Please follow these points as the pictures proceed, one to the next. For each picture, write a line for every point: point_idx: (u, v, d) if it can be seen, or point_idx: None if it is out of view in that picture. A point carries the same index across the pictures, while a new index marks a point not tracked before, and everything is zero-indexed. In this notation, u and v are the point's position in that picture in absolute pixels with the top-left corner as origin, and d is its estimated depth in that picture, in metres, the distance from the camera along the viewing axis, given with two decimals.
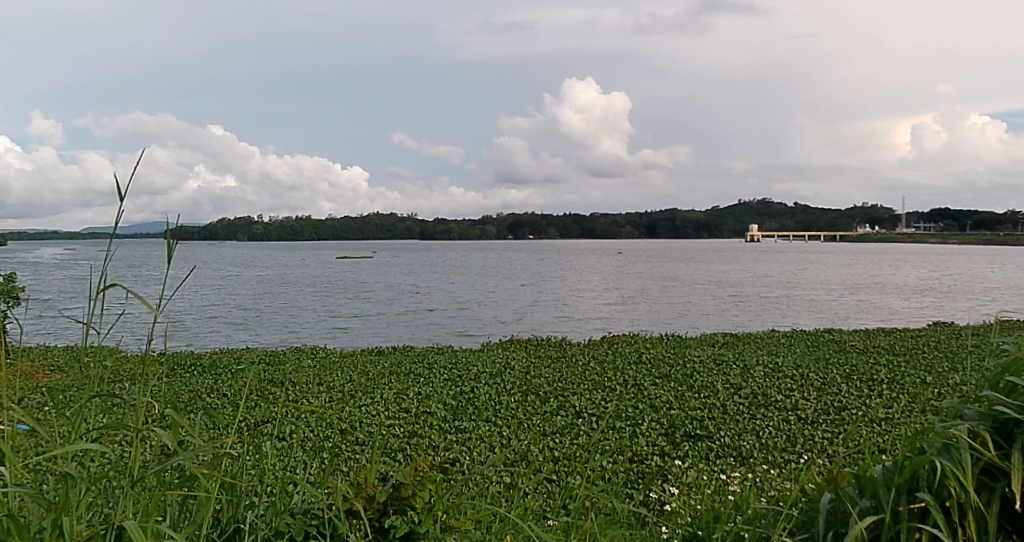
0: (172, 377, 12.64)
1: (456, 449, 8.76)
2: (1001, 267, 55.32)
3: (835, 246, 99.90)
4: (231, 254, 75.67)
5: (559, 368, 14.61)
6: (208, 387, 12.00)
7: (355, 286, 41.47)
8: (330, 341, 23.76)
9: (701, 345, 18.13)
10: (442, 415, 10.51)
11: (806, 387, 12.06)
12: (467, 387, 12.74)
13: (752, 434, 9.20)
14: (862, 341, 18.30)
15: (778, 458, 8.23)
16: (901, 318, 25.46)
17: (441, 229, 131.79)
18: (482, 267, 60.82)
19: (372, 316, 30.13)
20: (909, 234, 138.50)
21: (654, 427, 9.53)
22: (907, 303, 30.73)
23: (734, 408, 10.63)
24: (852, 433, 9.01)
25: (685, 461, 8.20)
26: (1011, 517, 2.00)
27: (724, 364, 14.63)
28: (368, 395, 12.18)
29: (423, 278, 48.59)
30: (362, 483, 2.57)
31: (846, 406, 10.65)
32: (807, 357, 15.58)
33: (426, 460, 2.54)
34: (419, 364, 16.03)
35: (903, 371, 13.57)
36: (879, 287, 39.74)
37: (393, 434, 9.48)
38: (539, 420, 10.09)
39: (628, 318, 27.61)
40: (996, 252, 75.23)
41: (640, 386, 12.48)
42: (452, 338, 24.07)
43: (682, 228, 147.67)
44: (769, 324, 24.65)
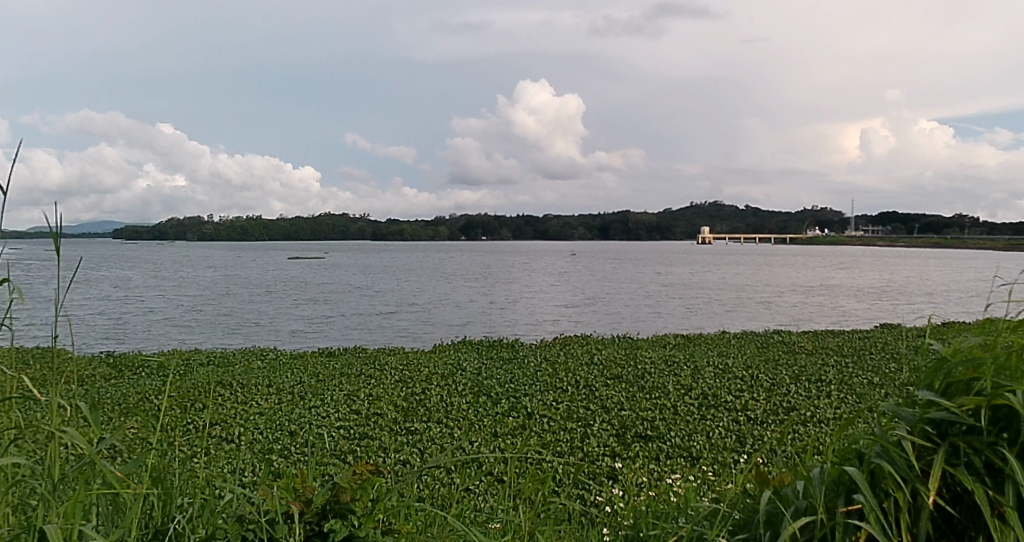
0: (110, 380, 11.90)
1: (408, 451, 8.19)
2: (947, 271, 56.49)
3: (785, 249, 101.57)
4: (179, 254, 73.74)
5: (510, 370, 14.07)
6: (152, 388, 11.25)
7: (306, 287, 40.53)
8: (281, 342, 23.09)
9: (653, 344, 17.97)
10: (392, 417, 9.88)
11: (756, 388, 11.81)
12: (418, 388, 12.20)
13: (702, 435, 8.83)
14: (814, 341, 18.30)
15: (727, 458, 7.86)
16: (852, 320, 25.64)
17: (396, 229, 130.84)
18: (438, 267, 60.30)
19: (325, 317, 29.45)
20: (858, 239, 141.57)
21: (605, 428, 9.12)
22: (860, 305, 30.99)
23: (684, 408, 10.29)
24: (798, 431, 8.69)
25: (636, 461, 7.77)
26: (948, 522, 1.91)
27: (675, 365, 14.37)
28: (318, 397, 11.52)
29: (376, 278, 47.88)
30: (296, 485, 2.16)
31: (794, 406, 10.33)
32: (759, 358, 15.42)
33: (366, 461, 2.17)
34: (369, 364, 15.47)
35: (850, 371, 13.45)
36: (828, 289, 40.21)
37: (341, 436, 8.91)
38: (490, 422, 9.54)
39: (583, 319, 27.39)
40: (938, 256, 77.37)
41: (592, 387, 12.07)
42: (406, 339, 23.56)
43: (636, 230, 148.81)
44: (723, 325, 24.65)
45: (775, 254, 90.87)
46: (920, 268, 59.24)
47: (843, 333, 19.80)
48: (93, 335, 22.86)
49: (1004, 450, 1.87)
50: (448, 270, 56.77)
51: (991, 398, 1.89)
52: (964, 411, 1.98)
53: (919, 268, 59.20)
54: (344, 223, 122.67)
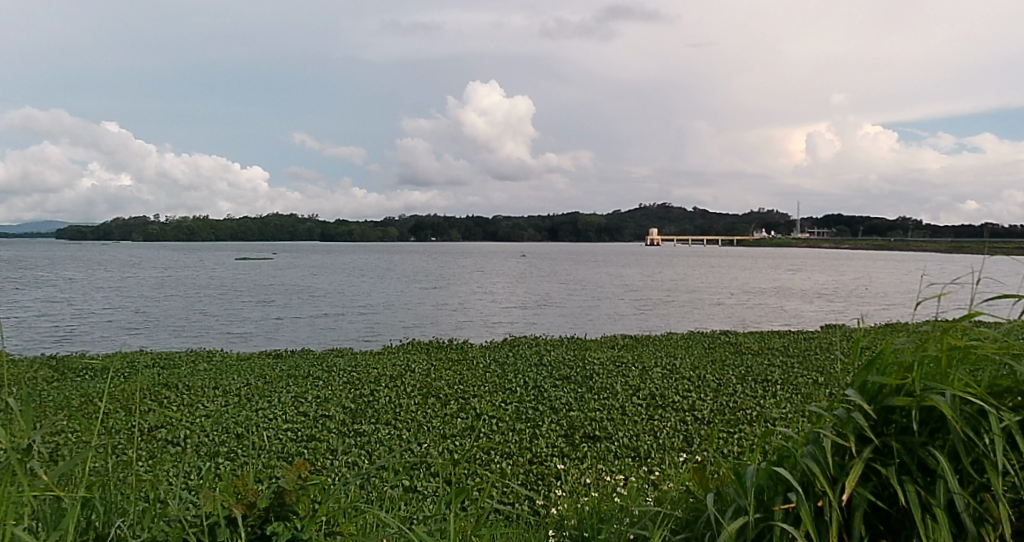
0: (53, 383, 11.78)
1: (355, 453, 8.36)
2: (886, 272, 58.45)
3: (733, 251, 103.70)
4: (122, 255, 72.09)
5: (460, 371, 14.34)
6: (96, 392, 11.18)
7: (254, 287, 40.16)
8: (230, 344, 22.87)
9: (602, 346, 18.34)
10: (341, 418, 10.08)
11: (703, 388, 12.24)
12: (366, 390, 12.28)
13: (650, 434, 9.20)
14: (759, 342, 18.89)
15: (674, 457, 8.22)
16: (794, 321, 26.47)
17: (347, 230, 129.87)
18: (390, 268, 60.07)
19: (274, 318, 29.28)
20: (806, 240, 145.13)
21: (553, 429, 9.43)
22: (804, 307, 31.91)
23: (633, 408, 10.67)
24: (740, 431, 9.09)
25: (584, 462, 8.10)
26: (881, 517, 2.01)
27: (624, 365, 14.79)
28: (265, 399, 11.57)
29: (326, 279, 47.53)
30: (236, 489, 2.26)
31: (740, 406, 10.79)
32: (705, 358, 15.95)
33: (305, 461, 2.26)
34: (316, 366, 15.55)
35: (793, 371, 14.00)
36: (773, 290, 41.26)
37: (289, 439, 9.05)
38: (439, 423, 9.78)
39: (534, 320, 27.84)
40: (877, 259, 80.06)
41: (541, 387, 12.42)
42: (357, 341, 23.64)
43: (587, 232, 150.12)
44: (670, 326, 25.16)
45: (723, 256, 92.71)
46: (861, 270, 61.14)
47: (788, 334, 20.42)
48: (34, 337, 22.48)
49: (934, 451, 1.97)
50: (400, 271, 56.63)
51: (920, 398, 1.98)
52: (898, 412, 2.07)
53: (860, 270, 61.29)
54: (293, 224, 121.30)
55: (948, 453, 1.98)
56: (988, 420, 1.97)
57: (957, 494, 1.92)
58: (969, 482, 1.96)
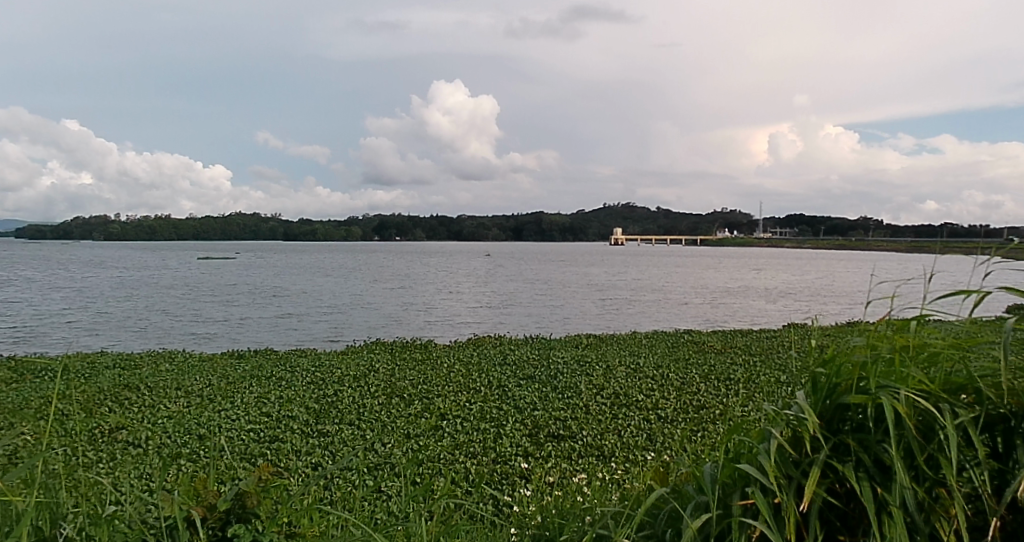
0: (15, 383, 11.88)
1: (318, 453, 8.63)
2: (845, 272, 59.90)
3: (696, 250, 105.15)
4: (80, 255, 71.04)
5: (424, 371, 14.61)
6: (57, 393, 11.33)
7: (216, 287, 39.96)
8: (191, 345, 22.84)
9: (566, 345, 18.70)
10: (304, 419, 10.33)
11: (666, 387, 12.69)
12: (330, 390, 12.55)
13: (614, 433, 9.60)
14: (720, 341, 19.40)
15: (637, 456, 8.60)
16: (754, 321, 27.10)
17: (311, 230, 129.04)
18: (354, 268, 59.99)
19: (236, 319, 29.17)
20: (767, 240, 147.69)
21: (518, 429, 9.79)
22: (765, 306, 32.63)
23: (597, 408, 11.07)
24: (703, 430, 9.51)
25: (548, 461, 8.44)
26: (840, 513, 2.03)
27: (587, 365, 15.18)
28: (228, 399, 11.79)
29: (290, 279, 47.41)
30: (200, 492, 2.46)
31: (702, 405, 11.23)
32: (668, 358, 16.37)
33: (267, 465, 2.52)
34: (279, 367, 15.68)
35: (755, 370, 14.47)
36: (736, 290, 42.06)
37: (252, 440, 9.29)
38: (403, 423, 10.08)
39: (499, 320, 28.15)
40: (836, 259, 81.86)
41: (505, 387, 12.78)
42: (321, 341, 23.73)
43: (552, 232, 150.91)
44: (634, 326, 25.61)
45: (686, 255, 93.99)
46: (822, 270, 62.54)
47: (750, 333, 20.95)
48: None
49: (890, 448, 1.97)
50: (365, 271, 56.60)
51: (874, 396, 2.01)
52: (852, 409, 2.10)
53: (819, 269, 62.68)
54: (255, 224, 120.32)
55: (905, 451, 2.00)
56: (942, 419, 1.99)
57: (910, 490, 1.94)
58: (924, 480, 1.99)
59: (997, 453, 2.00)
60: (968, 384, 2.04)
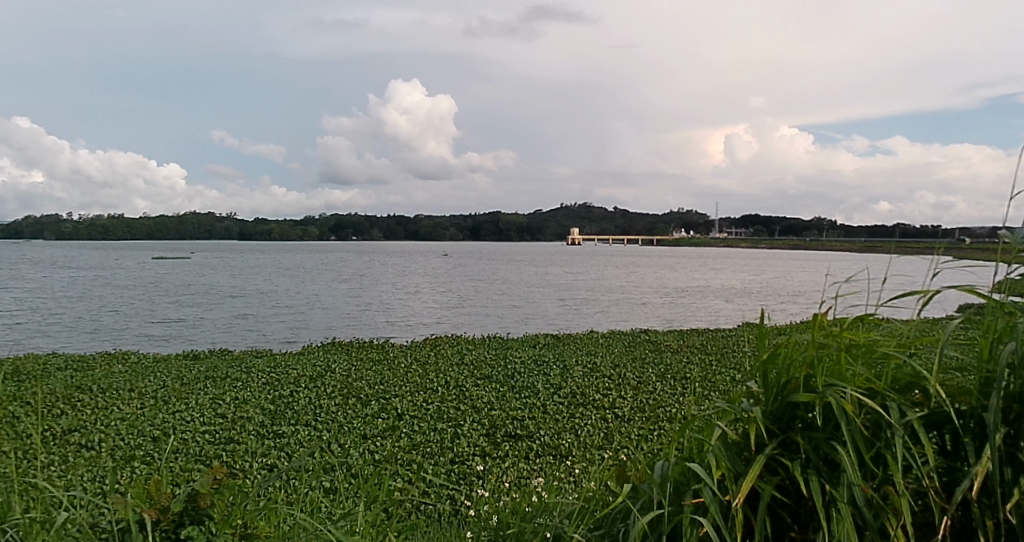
0: None
1: (274, 455, 8.88)
2: (798, 271, 61.43)
3: (653, 250, 106.62)
4: (27, 255, 69.66)
5: (380, 371, 14.95)
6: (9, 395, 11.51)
7: (169, 287, 39.58)
8: (144, 345, 22.80)
9: (523, 345, 19.08)
10: (259, 420, 10.57)
11: (623, 386, 13.19)
12: (286, 391, 12.82)
13: (570, 433, 10.00)
14: (675, 340, 19.96)
15: (592, 454, 8.97)
16: (707, 320, 27.78)
17: (267, 230, 127.75)
18: (312, 268, 59.73)
19: (190, 320, 29.02)
20: (722, 239, 150.46)
21: (476, 428, 10.19)
22: (719, 306, 33.39)
23: (556, 407, 11.51)
24: (656, 430, 9.95)
25: (505, 461, 8.80)
26: (790, 510, 2.10)
27: (544, 365, 15.64)
28: (181, 401, 11.97)
29: (246, 279, 47.16)
30: (152, 492, 2.48)
31: (658, 404, 11.72)
32: (624, 357, 16.89)
33: (220, 465, 2.53)
34: (236, 367, 15.86)
35: (711, 370, 15.01)
36: (691, 290, 42.90)
37: (207, 441, 9.53)
38: (359, 423, 10.40)
39: (457, 321, 28.43)
40: (788, 259, 83.82)
41: (463, 386, 13.17)
42: (277, 342, 23.77)
43: (511, 232, 151.55)
44: (590, 326, 26.10)
45: (643, 255, 95.33)
46: (776, 269, 64.01)
47: (704, 332, 21.52)
48: None
49: (839, 447, 2.02)
50: (323, 271, 56.46)
51: (821, 395, 2.05)
52: (802, 408, 2.15)
53: (771, 268, 64.29)
54: (210, 223, 118.80)
55: (853, 448, 2.05)
56: (887, 418, 2.05)
57: (857, 487, 1.99)
58: (875, 476, 2.04)
59: (947, 450, 2.04)
60: (918, 381, 2.11)
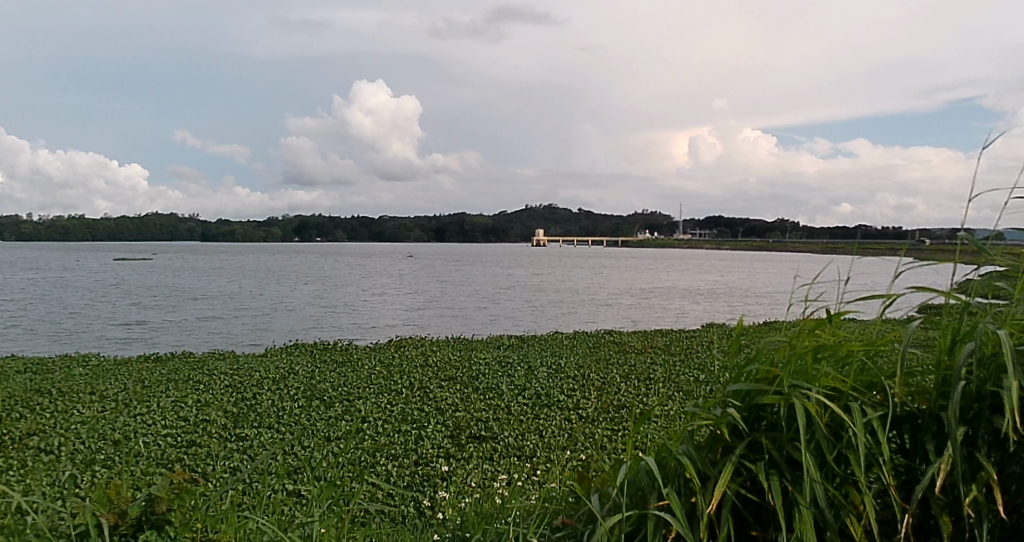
0: None
1: (237, 458, 8.98)
2: (759, 273, 62.95)
3: (618, 253, 107.86)
4: None
5: (344, 373, 15.26)
6: None
7: (130, 289, 39.13)
8: (105, 348, 22.61)
9: (487, 346, 19.43)
10: (222, 423, 10.71)
11: (588, 387, 13.65)
12: (249, 394, 13.00)
13: (535, 434, 10.32)
14: (638, 341, 20.50)
15: (554, 454, 9.29)
16: (668, 321, 28.46)
17: (229, 230, 126.50)
18: (275, 269, 59.45)
19: (153, 322, 28.83)
20: (684, 241, 152.98)
21: (441, 431, 10.46)
22: (681, 307, 34.14)
23: (520, 408, 11.88)
24: (618, 431, 10.38)
25: (469, 462, 9.10)
26: (750, 510, 2.16)
27: (510, 365, 16.06)
28: (143, 404, 12.07)
29: (207, 280, 46.78)
30: (105, 497, 2.22)
31: (622, 405, 12.17)
32: (588, 357, 17.39)
33: (180, 469, 2.26)
34: (199, 370, 15.95)
35: (674, 370, 15.57)
36: (655, 290, 43.68)
37: (169, 446, 9.61)
38: (323, 426, 10.57)
39: (422, 322, 28.68)
40: (750, 260, 85.64)
41: (427, 388, 13.48)
42: (243, 343, 23.78)
43: (476, 234, 151.99)
44: (554, 328, 26.54)
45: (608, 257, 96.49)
46: (738, 270, 65.44)
47: (667, 333, 22.07)
48: None
49: (801, 446, 2.06)
50: (286, 273, 56.24)
51: (787, 397, 2.09)
52: (767, 409, 2.18)
53: (732, 269, 65.88)
54: (170, 223, 117.29)
55: (816, 448, 2.09)
56: (849, 419, 2.09)
57: (820, 486, 2.03)
58: (836, 476, 2.09)
59: (906, 450, 2.10)
60: (879, 381, 2.14)
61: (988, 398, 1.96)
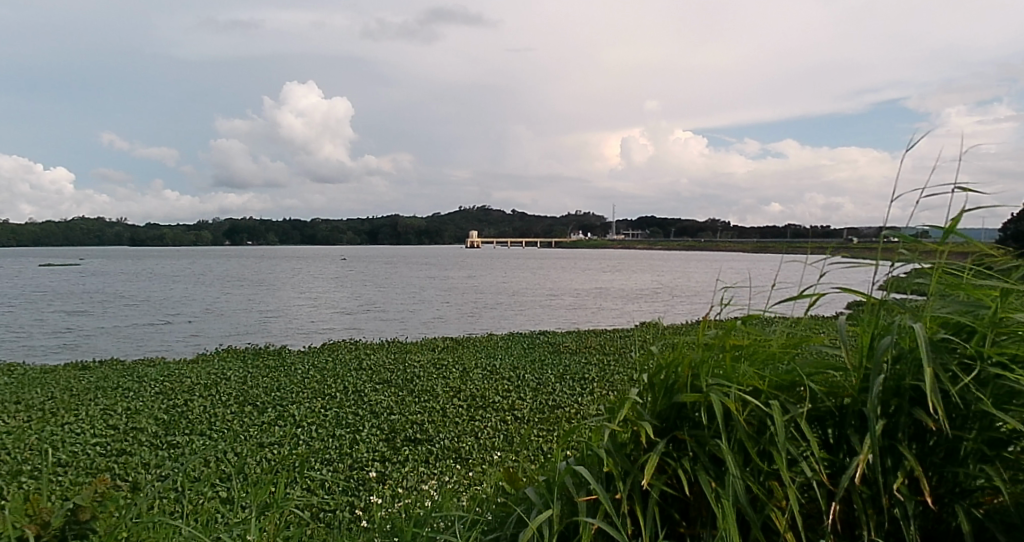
0: None
1: (167, 466, 9.04)
2: (690, 272, 65.19)
3: (553, 254, 109.45)
4: None
5: (276, 378, 15.47)
6: None
7: (52, 295, 38.08)
8: (27, 356, 22.16)
9: (422, 349, 19.90)
10: (153, 431, 10.84)
11: (523, 388, 14.31)
12: (181, 400, 13.20)
13: (470, 436, 10.68)
14: (572, 342, 21.22)
15: (490, 455, 9.62)
16: (602, 322, 29.35)
17: (157, 235, 123.84)
18: (206, 274, 58.75)
19: (79, 328, 28.33)
20: (616, 240, 156.18)
21: (375, 434, 10.75)
22: (615, 307, 35.16)
23: (454, 411, 12.39)
24: (553, 430, 10.95)
25: (405, 465, 9.26)
26: (680, 512, 2.07)
27: (445, 368, 16.63)
28: (71, 413, 12.14)
29: (135, 286, 45.97)
30: (28, 509, 2.20)
31: (558, 405, 12.86)
32: (523, 358, 18.12)
33: (104, 476, 2.28)
34: (128, 377, 15.98)
35: (606, 369, 16.39)
36: (590, 291, 44.74)
37: (97, 454, 9.63)
38: (256, 432, 10.78)
39: (358, 326, 28.93)
40: (683, 260, 88.37)
41: (361, 392, 13.90)
42: (174, 350, 23.52)
43: (411, 236, 152.14)
44: (489, 330, 27.09)
45: (544, 259, 97.89)
46: (670, 270, 67.57)
47: (601, 334, 22.81)
48: None
49: (723, 444, 2.02)
50: (218, 278, 55.61)
51: (704, 395, 2.05)
52: (688, 409, 2.14)
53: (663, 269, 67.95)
54: (94, 228, 114.21)
55: (737, 446, 2.05)
56: (771, 415, 2.05)
57: (742, 483, 1.98)
58: (760, 471, 2.04)
59: (829, 447, 2.06)
60: (796, 379, 2.12)
61: (908, 391, 1.92)
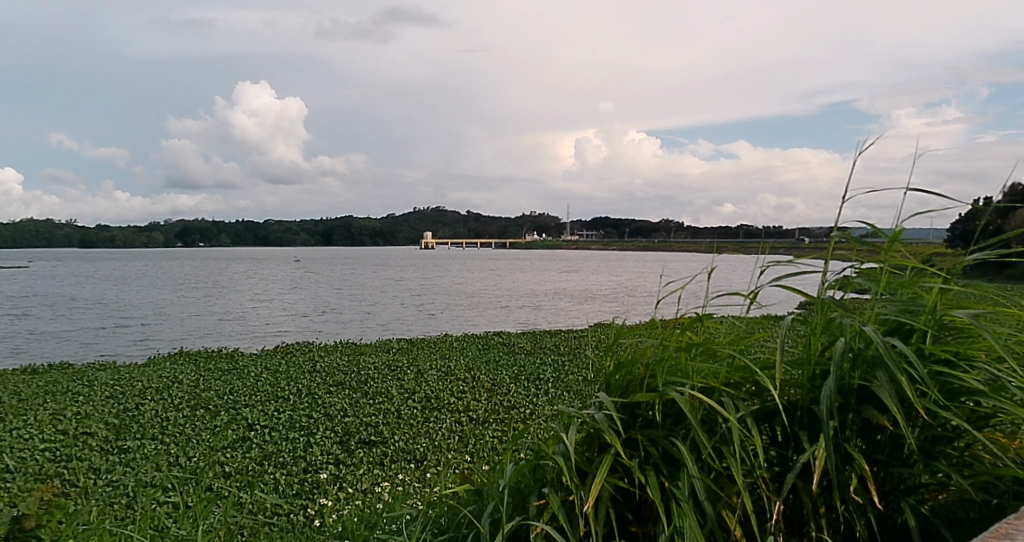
0: None
1: (120, 471, 9.13)
2: (643, 272, 66.31)
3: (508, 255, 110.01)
4: None
5: (230, 381, 15.56)
6: None
7: None
8: None
9: (377, 351, 20.06)
10: (104, 436, 10.91)
11: (478, 389, 14.63)
12: (131, 404, 13.26)
13: (425, 438, 10.98)
14: (527, 342, 21.56)
15: (445, 456, 9.95)
16: (557, 322, 29.79)
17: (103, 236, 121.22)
18: (156, 275, 57.90)
19: (24, 331, 27.80)
20: (570, 240, 157.94)
21: (329, 437, 10.98)
22: (569, 307, 35.69)
23: (409, 412, 12.66)
24: (506, 431, 11.28)
25: (359, 468, 9.52)
26: (633, 506, 2.25)
27: (399, 369, 16.85)
28: (20, 418, 12.09)
29: (82, 288, 45.13)
30: None
31: (513, 406, 13.21)
32: (478, 359, 18.42)
33: (49, 483, 2.11)
34: (78, 381, 15.84)
35: (560, 370, 16.83)
36: (545, 292, 45.28)
37: (46, 459, 9.68)
38: (210, 436, 10.87)
39: (313, 328, 28.90)
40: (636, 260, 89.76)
41: (314, 394, 14.05)
42: (124, 353, 23.26)
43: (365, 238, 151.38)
44: (445, 331, 27.30)
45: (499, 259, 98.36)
46: (623, 270, 68.65)
47: (556, 334, 23.22)
48: None
49: (676, 442, 2.21)
50: (168, 279, 54.79)
51: (662, 392, 2.23)
52: (641, 407, 2.34)
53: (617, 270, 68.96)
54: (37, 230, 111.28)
55: (690, 444, 2.24)
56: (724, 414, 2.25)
57: (699, 481, 2.14)
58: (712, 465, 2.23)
59: (781, 443, 2.28)
60: (748, 377, 2.35)
61: (857, 389, 2.11)
